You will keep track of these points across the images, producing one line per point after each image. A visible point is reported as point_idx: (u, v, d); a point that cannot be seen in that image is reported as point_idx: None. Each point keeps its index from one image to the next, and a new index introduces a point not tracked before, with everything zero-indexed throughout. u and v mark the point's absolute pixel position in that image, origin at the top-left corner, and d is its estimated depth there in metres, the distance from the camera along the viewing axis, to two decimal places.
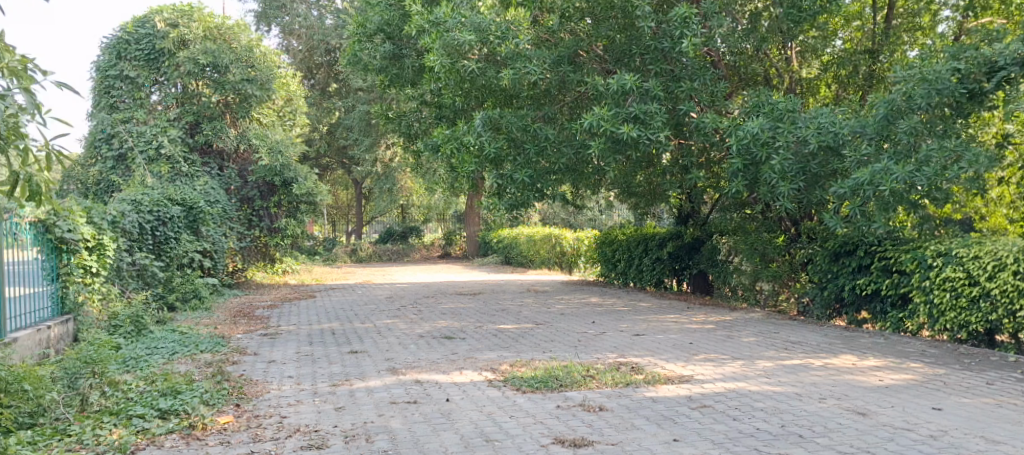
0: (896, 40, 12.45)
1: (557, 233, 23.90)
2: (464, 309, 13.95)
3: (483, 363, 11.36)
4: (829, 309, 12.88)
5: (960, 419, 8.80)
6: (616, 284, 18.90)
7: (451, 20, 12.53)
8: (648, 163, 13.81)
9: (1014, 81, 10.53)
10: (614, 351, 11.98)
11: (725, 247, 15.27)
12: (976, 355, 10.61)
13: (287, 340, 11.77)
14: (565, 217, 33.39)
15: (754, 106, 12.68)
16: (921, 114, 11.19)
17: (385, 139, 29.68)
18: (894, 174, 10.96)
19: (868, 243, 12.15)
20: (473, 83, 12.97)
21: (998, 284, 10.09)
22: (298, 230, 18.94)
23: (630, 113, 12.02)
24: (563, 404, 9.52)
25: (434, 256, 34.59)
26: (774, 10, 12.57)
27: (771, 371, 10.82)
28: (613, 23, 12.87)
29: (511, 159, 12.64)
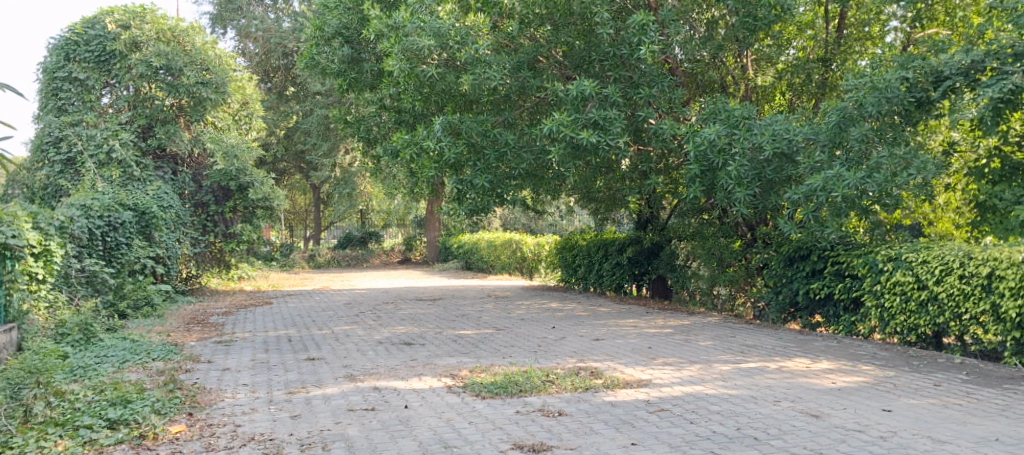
0: (847, 49, 13.30)
1: (519, 240, 24.16)
2: (424, 315, 14.83)
3: (441, 369, 10.86)
4: (784, 313, 12.95)
5: (909, 420, 8.03)
6: (576, 290, 19.15)
7: (410, 24, 12.45)
8: (609, 169, 14.02)
9: (960, 91, 10.19)
10: (574, 354, 11.43)
11: (683, 252, 15.54)
12: (924, 357, 10.34)
13: (243, 348, 12.25)
14: (526, 222, 32.70)
15: (711, 113, 12.23)
16: (872, 121, 10.72)
17: (344, 143, 29.90)
18: (846, 180, 10.43)
19: (823, 248, 12.10)
20: (432, 88, 13.12)
21: (945, 288, 10.00)
22: (253, 235, 19.15)
23: (590, 119, 11.71)
24: (507, 400, 9.08)
25: (394, 262, 34.54)
26: (730, 19, 12.96)
27: (729, 374, 10.03)
28: (573, 29, 12.91)
29: (471, 165, 12.65)
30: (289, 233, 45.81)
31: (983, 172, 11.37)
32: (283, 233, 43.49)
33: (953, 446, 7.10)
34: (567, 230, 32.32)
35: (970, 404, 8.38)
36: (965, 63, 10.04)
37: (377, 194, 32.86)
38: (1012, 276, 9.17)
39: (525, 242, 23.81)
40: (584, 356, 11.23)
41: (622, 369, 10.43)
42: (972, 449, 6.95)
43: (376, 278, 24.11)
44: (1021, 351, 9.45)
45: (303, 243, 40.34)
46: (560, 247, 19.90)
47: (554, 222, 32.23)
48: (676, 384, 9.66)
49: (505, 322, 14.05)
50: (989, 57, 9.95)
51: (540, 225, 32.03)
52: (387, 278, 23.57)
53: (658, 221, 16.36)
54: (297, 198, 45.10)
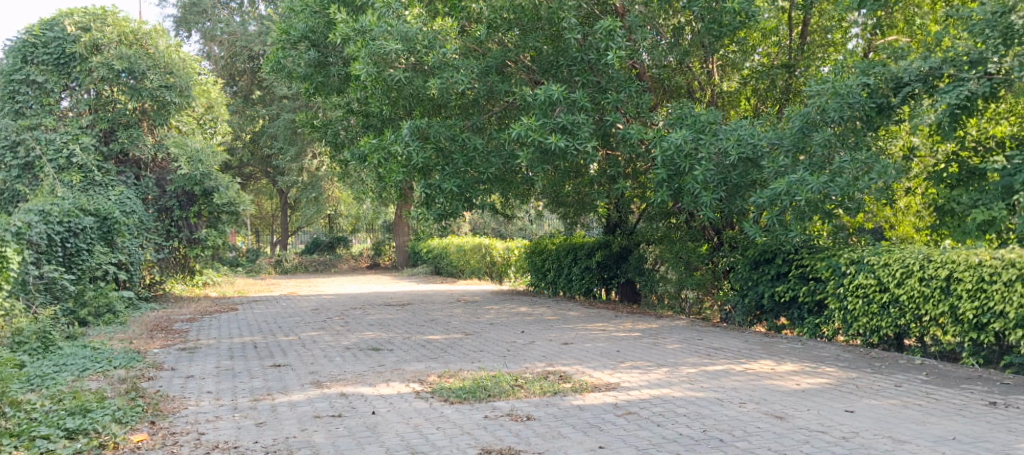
0: (810, 56, 13.38)
1: (489, 244, 24.12)
2: (392, 321, 14.75)
3: (409, 374, 10.80)
4: (749, 316, 13.00)
5: (871, 420, 8.09)
6: (546, 294, 19.13)
7: (377, 28, 12.36)
8: (577, 174, 13.98)
9: (919, 97, 10.62)
10: (542, 358, 11.41)
11: (651, 256, 15.57)
12: (885, 358, 10.45)
13: (207, 355, 12.11)
14: (496, 226, 32.64)
15: (678, 118, 12.24)
16: (835, 126, 10.89)
17: (311, 147, 29.93)
18: (809, 184, 10.52)
19: (787, 251, 12.20)
20: (400, 92, 13.01)
21: (906, 290, 10.17)
22: (219, 240, 19.00)
23: (558, 123, 11.71)
24: (475, 405, 9.04)
25: (363, 267, 34.36)
26: (696, 25, 12.95)
27: (695, 377, 10.07)
28: (540, 34, 12.69)
29: (439, 169, 12.62)
30: (255, 238, 45.35)
31: (940, 176, 11.47)
32: (249, 239, 43.03)
33: (913, 445, 7.16)
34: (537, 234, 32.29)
35: (930, 404, 8.47)
36: (923, 69, 10.51)
37: (345, 198, 32.66)
38: (970, 278, 9.41)
39: (495, 246, 23.78)
40: (553, 360, 11.22)
41: (591, 373, 10.43)
42: (933, 449, 7.01)
43: (344, 283, 23.95)
44: (978, 351, 9.64)
45: (270, 249, 39.96)
46: (529, 251, 19.91)
47: (523, 227, 32.22)
48: (643, 387, 9.68)
49: (474, 326, 14.00)
50: (946, 64, 10.48)
51: (510, 230, 31.98)
52: (355, 283, 23.38)
53: (626, 225, 16.47)
54: (264, 203, 44.72)
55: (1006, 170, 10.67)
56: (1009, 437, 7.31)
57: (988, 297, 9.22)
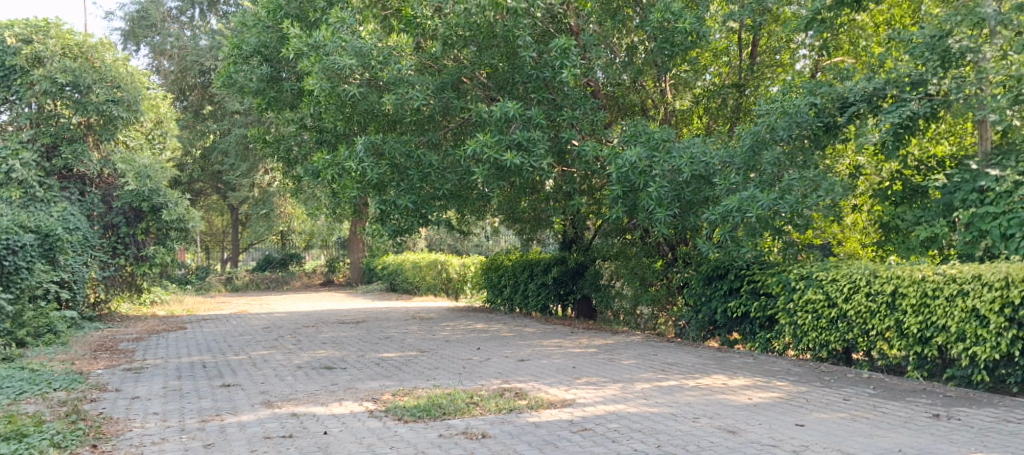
0: (760, 75, 13.59)
1: (444, 261, 24.05)
2: (345, 338, 14.57)
3: (363, 393, 10.67)
4: (703, 331, 13.11)
5: (821, 433, 8.22)
6: (502, 311, 19.03)
7: (331, 43, 12.27)
8: (533, 190, 13.98)
9: (864, 116, 11.04)
10: (498, 375, 11.36)
11: (607, 272, 15.63)
12: (834, 372, 10.63)
13: (154, 375, 11.85)
14: (452, 242, 32.48)
15: (632, 136, 12.31)
16: (783, 145, 11.16)
17: (263, 164, 29.22)
18: (759, 201, 10.66)
19: (739, 267, 12.34)
20: (354, 108, 12.93)
21: (854, 305, 10.40)
22: (167, 257, 18.62)
23: (514, 140, 11.67)
24: (430, 423, 8.96)
25: (316, 284, 33.94)
26: (649, 45, 13.04)
27: (650, 392, 10.12)
28: (495, 52, 12.61)
29: (395, 185, 12.54)
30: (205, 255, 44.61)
31: (886, 194, 11.78)
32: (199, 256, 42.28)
33: None
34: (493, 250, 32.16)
35: (877, 416, 8.63)
36: (868, 90, 10.90)
37: (298, 215, 32.32)
38: (913, 293, 9.68)
39: (451, 263, 23.72)
40: (509, 377, 11.19)
41: (547, 390, 10.42)
42: None
43: (296, 300, 23.65)
44: (922, 364, 9.89)
45: (220, 266, 39.33)
46: (485, 267, 19.88)
47: (479, 243, 32.21)
48: (599, 403, 9.70)
49: (429, 344, 13.90)
50: (889, 85, 10.93)
51: (466, 247, 31.95)
52: (308, 301, 23.10)
53: (582, 241, 16.42)
54: (215, 219, 44.03)
55: (947, 188, 10.98)
56: (952, 448, 7.48)
57: (930, 312, 9.50)
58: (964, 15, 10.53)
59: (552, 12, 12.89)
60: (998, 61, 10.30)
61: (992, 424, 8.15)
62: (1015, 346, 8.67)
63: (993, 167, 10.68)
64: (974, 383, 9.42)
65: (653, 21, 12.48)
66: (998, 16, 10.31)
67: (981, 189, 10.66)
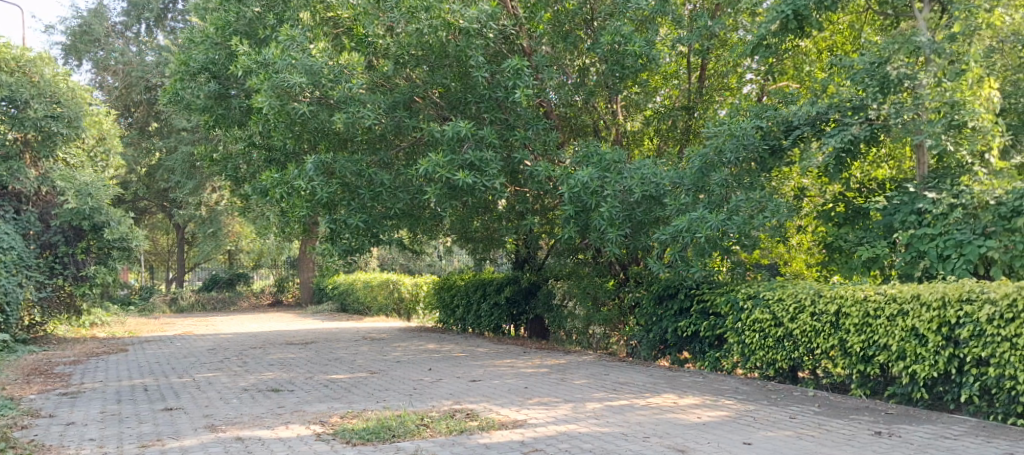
0: (709, 99, 13.88)
1: (397, 280, 23.82)
2: (294, 360, 14.33)
3: (310, 415, 10.48)
4: (654, 350, 13.17)
5: (768, 451, 8.32)
6: (454, 330, 18.93)
7: (280, 61, 12.09)
8: (485, 210, 13.91)
9: (808, 140, 11.29)
10: (449, 396, 11.27)
11: (559, 291, 15.61)
12: (781, 390, 10.77)
13: (91, 400, 11.49)
14: (404, 262, 32.17)
15: (585, 157, 12.36)
16: (731, 167, 11.32)
17: (210, 182, 28.76)
18: (709, 221, 10.73)
19: (689, 286, 12.46)
20: (305, 126, 12.72)
21: (799, 325, 10.58)
22: (108, 278, 18.08)
23: (466, 160, 11.64)
24: (379, 446, 8.84)
25: (264, 304, 33.38)
26: (600, 67, 13.27)
27: (601, 412, 10.13)
28: (448, 71, 12.60)
29: (346, 203, 12.43)
30: (149, 276, 43.63)
31: (829, 215, 11.91)
32: (143, 276, 41.38)
33: None
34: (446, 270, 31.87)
35: (822, 434, 8.76)
36: (812, 114, 11.16)
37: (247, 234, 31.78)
38: (856, 313, 9.88)
39: (403, 282, 23.51)
40: (460, 398, 11.10)
41: (498, 411, 10.36)
42: None
43: (244, 321, 23.21)
44: (865, 382, 10.08)
45: (164, 286, 38.42)
46: (438, 287, 19.72)
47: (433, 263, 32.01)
48: (550, 423, 9.67)
49: (380, 364, 13.73)
50: (832, 109, 11.19)
51: (419, 266, 31.71)
52: (257, 322, 22.67)
53: (535, 260, 16.38)
54: (160, 238, 43.14)
55: (887, 209, 11.26)
56: None
57: (873, 331, 9.71)
58: (901, 43, 10.90)
59: (505, 33, 12.73)
60: (933, 89, 10.56)
61: (932, 441, 8.31)
62: (952, 364, 8.92)
63: (931, 190, 11.01)
64: (913, 400, 9.62)
65: (604, 44, 12.66)
66: (932, 45, 10.73)
67: (920, 211, 10.97)
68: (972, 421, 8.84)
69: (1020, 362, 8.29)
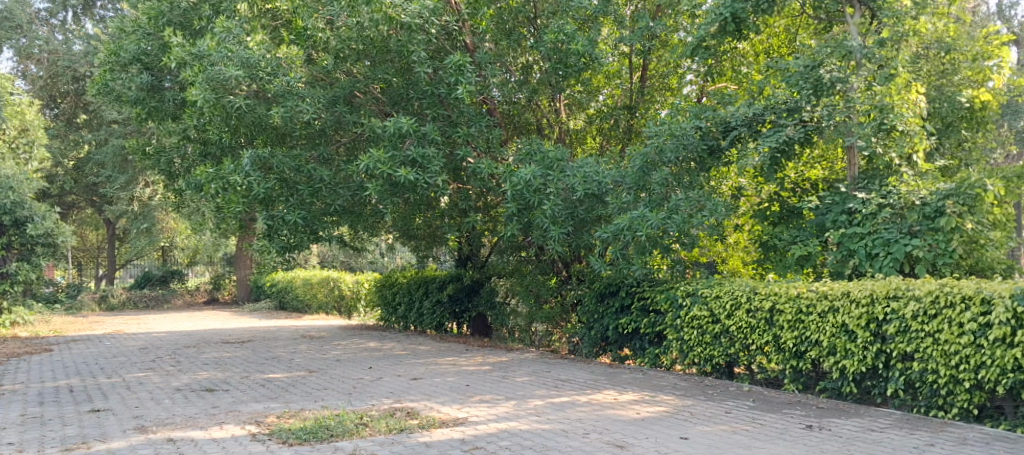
0: (650, 99, 14.05)
1: (337, 277, 23.53)
2: (229, 359, 14.02)
3: (245, 416, 10.26)
4: (595, 347, 13.28)
5: (703, 445, 8.47)
6: (396, 328, 18.77)
7: (216, 53, 11.90)
8: (429, 207, 13.74)
9: (745, 140, 11.48)
10: (390, 395, 11.17)
11: (502, 289, 15.61)
12: (717, 386, 10.95)
13: (13, 402, 11.07)
14: (345, 259, 31.73)
15: (528, 154, 12.42)
16: (671, 167, 11.47)
17: (143, 176, 28.02)
18: (649, 220, 10.85)
19: (630, 284, 12.61)
20: (241, 119, 12.40)
21: (736, 321, 10.79)
22: (31, 275, 17.25)
23: (408, 156, 11.57)
24: (316, 446, 8.71)
25: (199, 302, 32.61)
26: (544, 64, 13.32)
27: (543, 409, 10.17)
28: (389, 67, 12.46)
29: (283, 200, 12.22)
30: (78, 272, 42.25)
31: (764, 214, 12.12)
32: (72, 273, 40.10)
33: None
34: (388, 268, 31.49)
35: (755, 428, 8.95)
36: (749, 116, 11.36)
37: (182, 230, 30.82)
38: (790, 309, 10.13)
39: (344, 280, 23.24)
40: (401, 397, 11.01)
41: (439, 409, 10.31)
42: None
43: (176, 319, 22.60)
44: (798, 377, 10.34)
45: (94, 284, 37.24)
46: (379, 284, 19.50)
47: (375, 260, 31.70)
48: (491, 421, 9.67)
49: (319, 363, 13.53)
50: (767, 111, 11.39)
51: (360, 262, 31.32)
52: (189, 320, 22.08)
53: (478, 258, 16.39)
54: (90, 234, 41.83)
55: (819, 209, 11.52)
56: None
57: (805, 327, 9.96)
58: (834, 47, 11.23)
59: (448, 29, 12.72)
60: (864, 93, 10.96)
61: (859, 433, 8.56)
62: (879, 359, 9.21)
63: (861, 190, 11.35)
64: (843, 395, 9.90)
65: (548, 42, 12.71)
66: (863, 50, 10.99)
67: (850, 211, 11.26)
68: (897, 414, 9.13)
69: (942, 357, 8.62)
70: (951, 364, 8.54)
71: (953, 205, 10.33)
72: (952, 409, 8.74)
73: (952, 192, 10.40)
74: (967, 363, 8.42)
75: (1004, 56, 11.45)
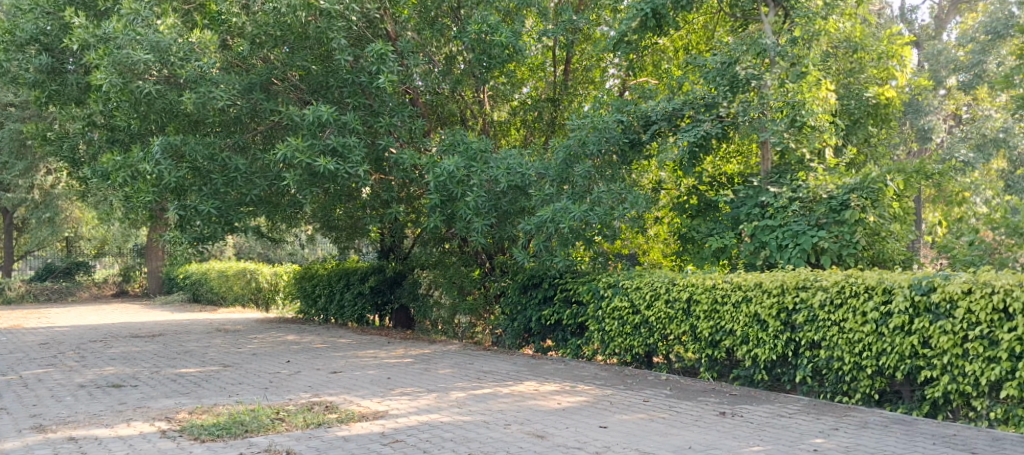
0: (574, 92, 14.15)
1: (254, 269, 23.02)
2: (138, 354, 13.52)
3: (154, 412, 9.91)
4: (518, 338, 13.34)
5: (622, 434, 8.60)
6: (315, 321, 18.43)
7: (123, 36, 11.34)
8: (349, 197, 13.49)
9: (665, 135, 11.73)
10: (308, 389, 10.96)
11: (425, 281, 15.48)
12: (636, 375, 11.13)
13: None
14: (262, 251, 30.99)
15: (451, 145, 12.37)
16: (594, 159, 11.57)
17: (44, 163, 26.72)
18: (572, 212, 10.93)
19: (552, 276, 12.70)
20: (150, 106, 12.01)
21: (655, 312, 10.98)
22: None
23: (328, 145, 11.34)
24: (229, 442, 8.46)
25: (106, 295, 31.46)
26: (467, 55, 13.29)
27: (464, 401, 10.14)
28: (309, 53, 12.26)
29: (197, 189, 11.85)
30: None
31: (683, 207, 12.39)
32: None
33: None
34: (307, 259, 30.87)
35: (671, 416, 9.14)
36: (668, 110, 11.64)
37: (87, 219, 29.66)
38: (705, 300, 10.38)
39: (262, 272, 22.76)
40: (319, 391, 10.82)
41: (359, 402, 10.17)
42: None
43: (80, 313, 21.68)
44: (713, 366, 10.61)
45: None
46: (298, 277, 19.08)
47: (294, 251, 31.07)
48: (412, 413, 9.59)
49: (234, 357, 13.17)
50: (686, 106, 11.67)
51: (278, 254, 30.68)
52: (96, 314, 21.13)
53: (401, 250, 16.15)
54: None
55: (734, 202, 11.81)
56: (734, 443, 8.01)
57: (720, 317, 10.23)
58: (749, 45, 11.50)
59: (369, 17, 12.50)
60: (777, 89, 11.09)
61: (769, 419, 8.83)
62: (789, 347, 9.53)
63: (773, 185, 11.68)
64: (755, 383, 10.20)
65: (471, 33, 12.64)
66: (776, 47, 11.31)
67: (763, 204, 11.58)
68: (805, 400, 9.45)
69: (847, 345, 8.97)
70: (855, 351, 8.89)
71: (858, 198, 10.75)
72: (855, 395, 9.10)
73: (857, 186, 10.86)
74: (870, 350, 8.77)
75: (905, 56, 11.92)
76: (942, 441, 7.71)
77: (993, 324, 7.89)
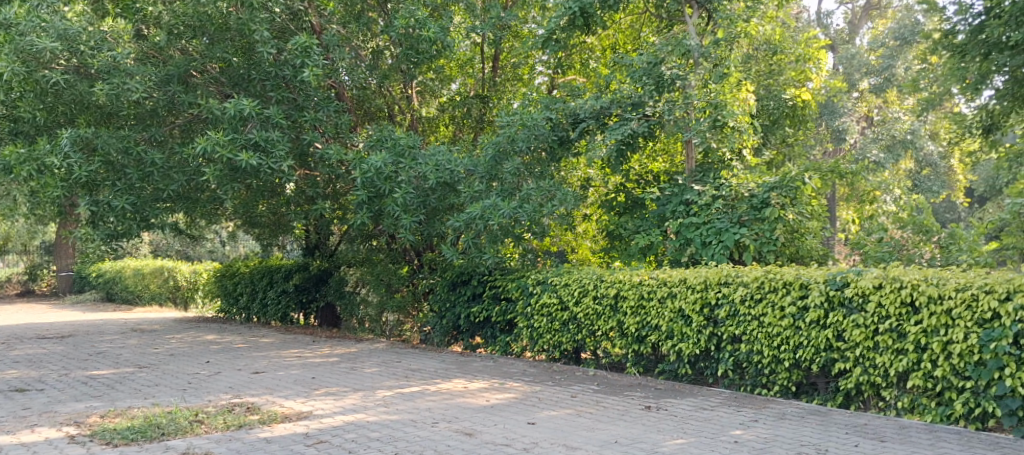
0: (504, 89, 14.19)
1: (172, 267, 22.43)
2: (45, 357, 12.91)
3: (62, 417, 9.47)
4: (447, 336, 13.27)
5: (550, 429, 8.62)
6: (237, 320, 17.93)
7: (25, 22, 10.77)
8: (273, 193, 13.19)
9: (593, 132, 11.93)
10: (228, 390, 10.65)
11: (352, 278, 15.29)
12: (564, 371, 11.19)
13: None
14: (180, 248, 30.10)
15: (378, 140, 12.17)
16: (522, 156, 11.64)
17: None
18: (501, 209, 10.91)
19: (481, 273, 12.68)
20: (59, 96, 11.60)
21: (583, 308, 11.07)
22: None
23: (250, 139, 11.04)
24: (144, 446, 8.14)
25: (12, 295, 30.12)
26: (395, 50, 13.14)
27: (391, 400, 10.02)
28: (229, 45, 11.98)
29: (110, 184, 11.42)
30: None
31: (611, 205, 12.57)
32: None
33: (583, 451, 7.68)
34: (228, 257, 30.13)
35: (599, 411, 9.22)
36: (596, 108, 11.78)
37: None
38: (632, 296, 10.50)
39: (180, 270, 22.16)
40: (240, 391, 10.52)
41: (282, 403, 9.92)
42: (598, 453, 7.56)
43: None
44: (638, 361, 10.73)
45: None
46: (218, 275, 18.54)
47: (212, 249, 30.18)
48: (337, 413, 9.42)
49: (150, 358, 12.71)
50: (614, 104, 11.84)
51: (197, 252, 29.86)
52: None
53: (327, 247, 15.91)
54: None
55: (660, 200, 11.97)
56: (659, 437, 8.12)
57: (646, 313, 10.37)
58: (674, 46, 11.59)
59: (293, 9, 12.45)
60: (700, 90, 11.30)
61: (693, 412, 8.99)
62: (712, 342, 9.73)
63: (697, 183, 11.88)
64: (679, 377, 10.37)
65: (398, 27, 12.53)
66: (699, 49, 11.50)
67: (688, 202, 11.75)
68: (727, 392, 9.65)
69: (767, 339, 9.21)
70: (774, 345, 9.13)
71: (778, 197, 11.05)
72: (774, 387, 9.33)
73: (777, 185, 11.12)
74: (787, 344, 9.01)
75: (821, 58, 12.46)
76: (854, 431, 7.96)
77: (901, 318, 8.17)
